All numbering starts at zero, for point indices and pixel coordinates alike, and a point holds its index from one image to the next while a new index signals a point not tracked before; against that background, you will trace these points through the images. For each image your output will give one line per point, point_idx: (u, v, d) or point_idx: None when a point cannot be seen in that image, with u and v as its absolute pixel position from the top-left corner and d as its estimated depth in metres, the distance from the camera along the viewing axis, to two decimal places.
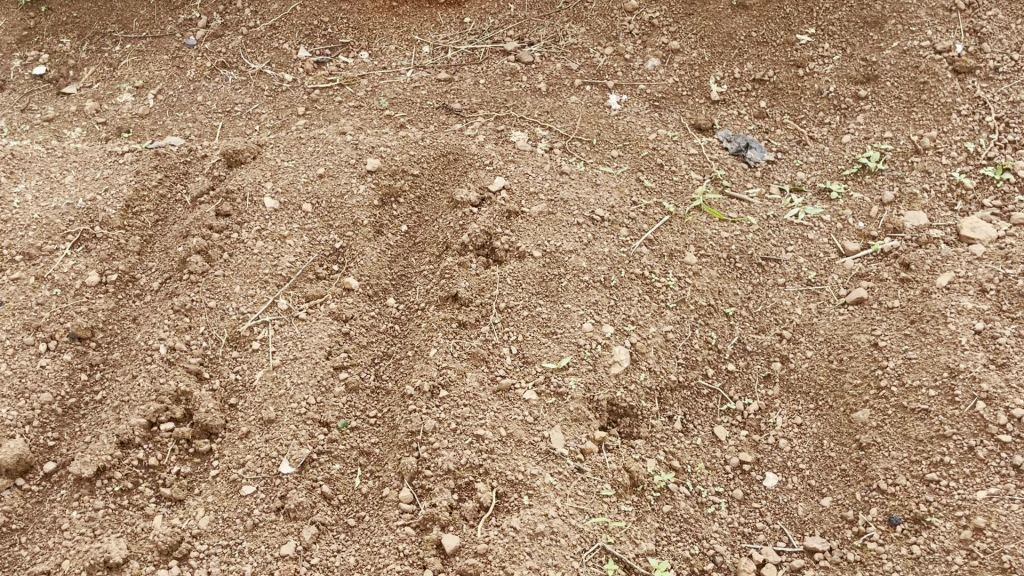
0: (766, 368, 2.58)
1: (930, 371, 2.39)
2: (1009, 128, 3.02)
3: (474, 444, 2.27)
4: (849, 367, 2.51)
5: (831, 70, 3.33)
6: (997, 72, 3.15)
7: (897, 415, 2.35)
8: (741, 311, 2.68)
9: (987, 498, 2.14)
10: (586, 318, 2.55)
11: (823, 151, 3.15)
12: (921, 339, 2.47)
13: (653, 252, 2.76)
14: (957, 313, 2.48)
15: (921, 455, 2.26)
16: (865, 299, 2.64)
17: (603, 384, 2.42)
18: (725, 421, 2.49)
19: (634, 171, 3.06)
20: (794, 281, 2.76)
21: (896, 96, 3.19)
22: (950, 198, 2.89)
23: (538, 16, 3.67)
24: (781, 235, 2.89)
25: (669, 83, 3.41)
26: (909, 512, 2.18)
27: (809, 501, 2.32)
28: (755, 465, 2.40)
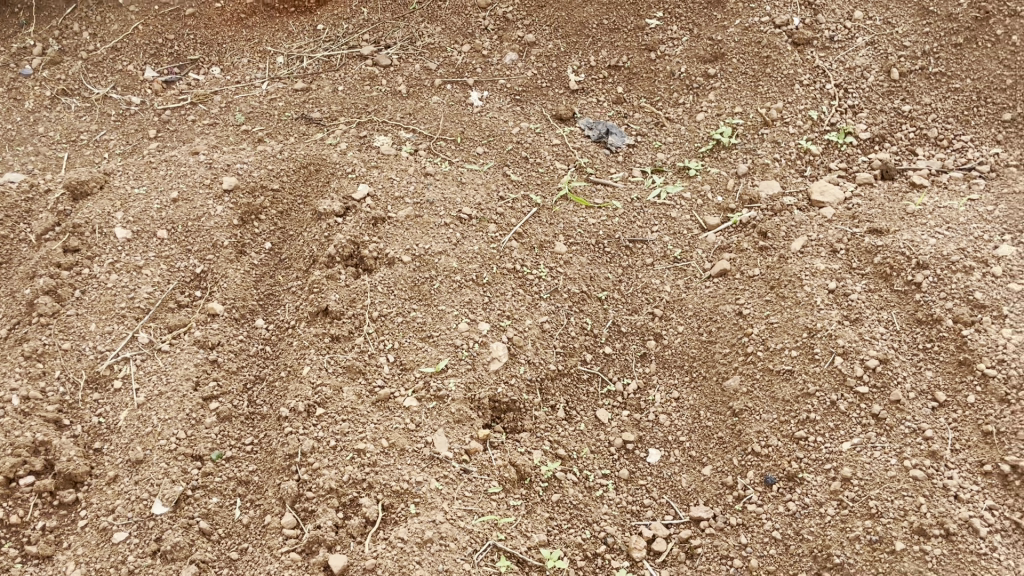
0: (642, 347, 2.65)
1: (791, 334, 2.47)
2: (847, 94, 3.16)
3: (355, 459, 2.24)
4: (718, 337, 2.59)
5: (681, 51, 3.41)
6: (833, 41, 3.28)
7: (765, 378, 2.44)
8: (613, 294, 2.75)
9: (851, 449, 2.24)
10: (461, 318, 2.54)
11: (679, 131, 3.24)
12: (781, 304, 2.56)
13: (524, 245, 2.78)
14: (812, 275, 2.58)
15: (789, 415, 2.34)
16: (728, 271, 2.73)
17: (483, 383, 2.41)
18: (607, 404, 2.54)
19: (499, 166, 3.07)
20: (661, 260, 2.84)
21: (743, 72, 3.28)
22: (799, 165, 3.01)
23: (392, 18, 3.65)
24: (646, 216, 2.96)
25: (527, 76, 3.43)
26: (782, 470, 2.27)
27: (691, 472, 2.38)
28: (638, 443, 2.46)
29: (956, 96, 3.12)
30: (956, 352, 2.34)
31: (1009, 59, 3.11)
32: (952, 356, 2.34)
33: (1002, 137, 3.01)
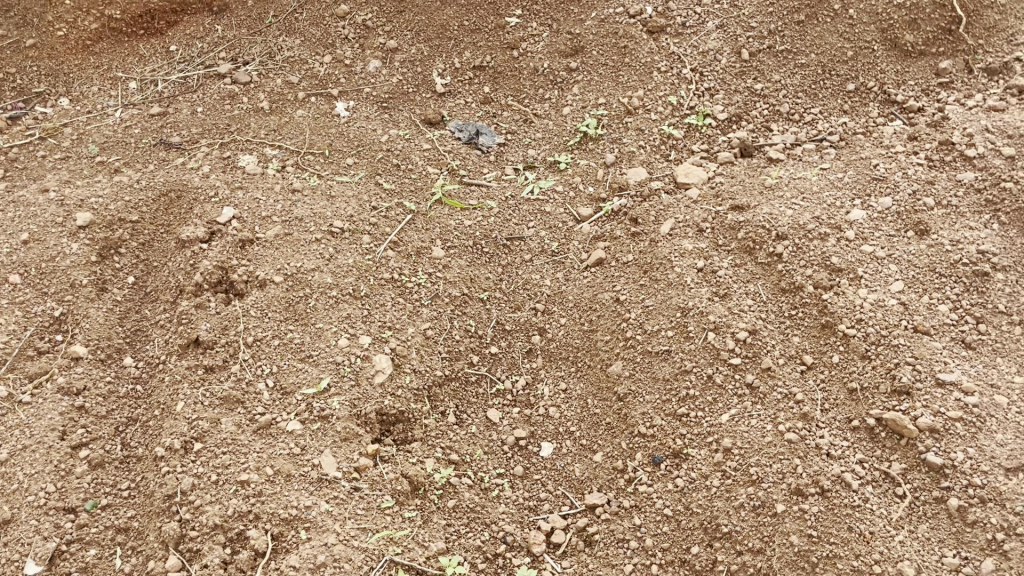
0: (527, 343, 2.67)
1: (666, 314, 2.54)
2: (703, 77, 3.24)
3: (240, 491, 2.18)
4: (599, 325, 2.64)
5: (542, 47, 3.45)
6: (685, 26, 3.36)
7: (645, 360, 2.49)
8: (495, 293, 2.76)
9: (729, 420, 2.31)
10: (340, 335, 2.49)
11: (547, 126, 3.27)
12: (655, 287, 2.62)
13: (400, 254, 2.75)
14: (681, 256, 2.65)
15: (670, 394, 2.40)
16: (603, 259, 2.78)
17: (368, 398, 2.37)
18: (497, 403, 2.55)
19: (371, 176, 3.04)
20: (539, 255, 2.87)
21: (603, 64, 3.35)
22: (663, 149, 3.08)
23: (248, 33, 3.55)
24: (521, 213, 2.99)
25: (393, 83, 3.40)
26: (668, 448, 2.32)
27: (583, 461, 2.42)
28: (531, 438, 2.47)
29: (803, 72, 3.21)
30: (819, 316, 2.44)
31: (847, 32, 3.21)
32: (816, 320, 2.44)
33: (847, 107, 3.13)
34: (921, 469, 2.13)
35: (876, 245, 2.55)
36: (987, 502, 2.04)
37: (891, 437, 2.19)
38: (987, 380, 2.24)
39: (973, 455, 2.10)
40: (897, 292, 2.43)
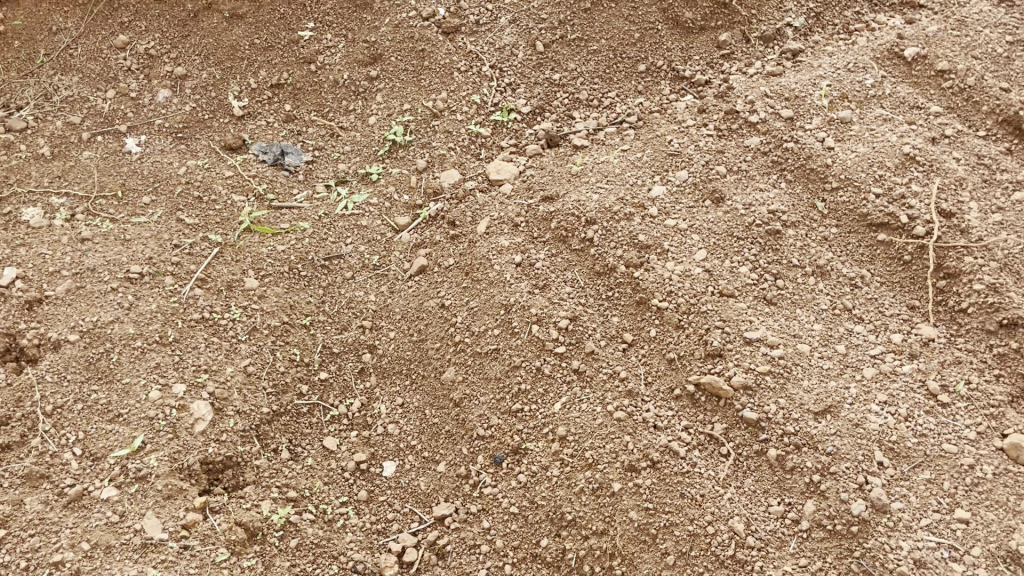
0: (359, 363, 2.60)
1: (491, 313, 2.54)
2: (503, 73, 3.27)
3: (54, 573, 2.05)
4: (428, 334, 2.60)
5: (340, 58, 3.35)
6: (479, 24, 3.37)
7: (476, 362, 2.48)
8: (318, 317, 2.67)
9: (561, 408, 2.34)
10: (151, 387, 2.36)
11: (355, 137, 3.19)
12: (477, 287, 2.62)
13: (209, 291, 2.62)
14: (498, 253, 2.67)
15: (503, 392, 2.41)
16: (426, 266, 2.75)
17: (190, 448, 2.28)
18: (332, 430, 2.47)
19: (172, 213, 2.87)
20: (361, 271, 2.80)
21: (403, 69, 3.30)
22: (473, 149, 3.08)
23: (19, 76, 3.28)
24: (337, 230, 2.90)
25: (186, 111, 3.23)
26: (507, 446, 2.32)
27: (426, 473, 2.37)
28: (372, 460, 2.41)
29: (596, 58, 3.28)
30: (633, 293, 2.52)
31: (632, 15, 3.31)
32: (631, 298, 2.52)
33: (641, 88, 3.22)
34: (741, 426, 2.22)
35: (678, 218, 2.65)
36: (802, 447, 2.15)
37: (711, 400, 2.28)
38: (790, 332, 2.37)
39: (784, 405, 2.21)
40: (701, 261, 2.54)
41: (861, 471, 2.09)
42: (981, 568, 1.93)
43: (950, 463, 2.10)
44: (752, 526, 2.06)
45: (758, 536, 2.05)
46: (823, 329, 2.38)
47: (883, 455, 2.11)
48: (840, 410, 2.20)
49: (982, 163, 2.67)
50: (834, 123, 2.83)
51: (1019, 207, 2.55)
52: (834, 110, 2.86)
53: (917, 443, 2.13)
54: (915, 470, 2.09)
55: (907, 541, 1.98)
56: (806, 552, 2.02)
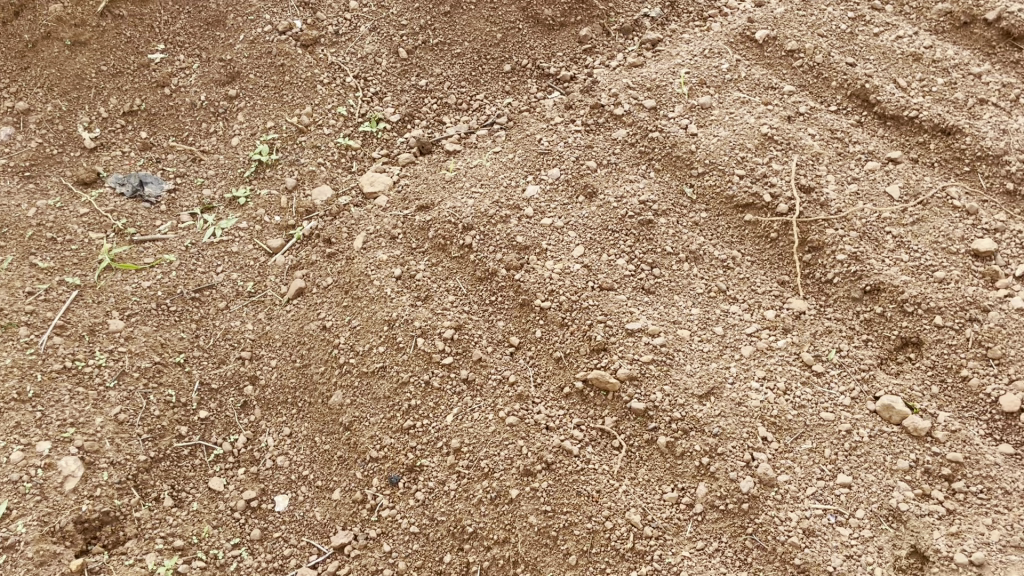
0: (241, 396, 2.50)
1: (374, 331, 2.48)
2: (368, 83, 3.20)
3: None
4: (311, 358, 2.51)
5: (195, 79, 3.22)
6: (338, 34, 3.29)
7: (363, 382, 2.42)
8: (193, 353, 2.56)
9: (453, 420, 2.30)
10: (12, 448, 2.24)
11: (219, 161, 3.06)
12: (357, 305, 2.55)
13: (70, 338, 2.49)
14: (377, 268, 2.61)
15: (393, 410, 2.35)
16: (304, 288, 2.66)
17: (61, 508, 2.17)
18: (219, 470, 2.37)
19: (24, 258, 2.67)
20: (235, 299, 2.68)
21: (263, 86, 3.18)
22: (344, 162, 3.01)
23: None
24: (206, 259, 2.78)
25: (32, 148, 2.99)
26: (402, 465, 2.27)
27: (321, 502, 2.29)
28: (263, 496, 2.32)
29: (460, 61, 3.24)
30: (516, 296, 2.50)
31: (492, 16, 3.28)
32: (514, 301, 2.50)
33: (508, 88, 3.20)
34: (630, 417, 2.24)
35: (553, 216, 2.66)
36: (689, 431, 2.18)
37: (599, 395, 2.29)
38: (669, 319, 2.41)
39: (670, 391, 2.25)
40: (579, 257, 2.55)
41: (747, 448, 2.14)
42: (866, 529, 2.00)
43: (829, 430, 2.17)
44: (648, 516, 2.08)
45: (655, 525, 2.07)
46: (700, 313, 2.43)
47: (766, 430, 2.16)
48: (723, 390, 2.25)
49: (835, 137, 2.76)
50: (695, 110, 2.89)
51: (873, 176, 2.65)
52: (693, 97, 2.93)
53: (797, 415, 2.19)
54: (797, 441, 2.15)
55: (795, 512, 2.03)
56: (702, 534, 2.06)
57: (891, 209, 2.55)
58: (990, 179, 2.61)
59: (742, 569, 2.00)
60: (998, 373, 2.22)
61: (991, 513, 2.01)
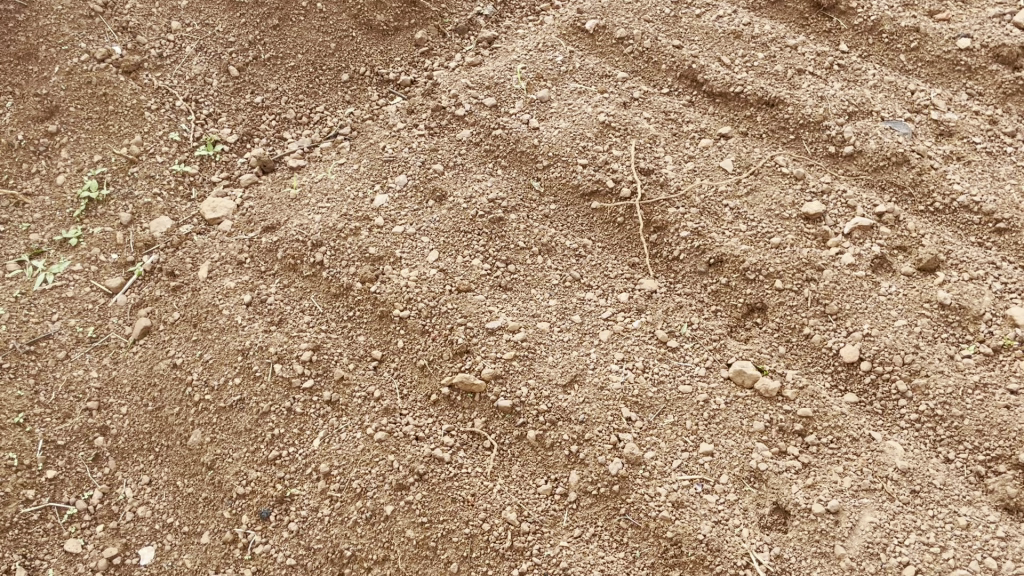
0: (92, 449, 2.36)
1: (228, 363, 2.39)
2: (200, 104, 3.06)
3: None
4: (164, 400, 2.39)
5: (9, 118, 2.97)
6: (163, 58, 3.11)
7: (221, 418, 2.32)
8: (34, 410, 2.40)
9: (321, 444, 2.24)
10: None
11: (44, 202, 2.84)
12: (208, 337, 2.45)
13: None
14: (225, 296, 2.52)
15: (257, 442, 2.27)
16: (150, 326, 2.53)
17: None
18: (74, 531, 2.25)
19: None
20: (76, 346, 2.51)
21: (87, 119, 2.98)
22: (182, 190, 2.87)
23: None
24: (39, 308, 2.59)
25: None
26: (271, 498, 2.19)
27: (191, 549, 2.19)
28: (126, 552, 2.21)
29: (295, 75, 3.15)
30: (374, 308, 2.45)
31: (323, 26, 3.21)
32: (372, 314, 2.45)
33: (349, 97, 3.13)
34: (498, 416, 2.24)
35: (404, 223, 2.62)
36: (557, 422, 2.21)
37: (466, 398, 2.27)
38: (528, 313, 2.43)
39: (534, 385, 2.26)
40: (434, 261, 2.53)
41: (613, 431, 2.17)
42: (731, 493, 2.08)
43: (688, 402, 2.24)
44: (524, 512, 2.09)
45: (532, 520, 2.08)
46: (557, 303, 2.46)
47: (630, 411, 2.21)
48: (585, 377, 2.28)
49: (669, 118, 2.85)
50: (535, 104, 2.92)
51: (707, 153, 2.75)
52: (532, 92, 2.96)
53: (657, 391, 2.25)
54: (660, 417, 2.21)
55: (664, 486, 2.09)
56: (579, 522, 2.08)
57: (726, 182, 2.66)
58: (814, 144, 2.75)
59: (619, 550, 2.04)
60: (836, 327, 2.34)
61: (842, 461, 2.12)
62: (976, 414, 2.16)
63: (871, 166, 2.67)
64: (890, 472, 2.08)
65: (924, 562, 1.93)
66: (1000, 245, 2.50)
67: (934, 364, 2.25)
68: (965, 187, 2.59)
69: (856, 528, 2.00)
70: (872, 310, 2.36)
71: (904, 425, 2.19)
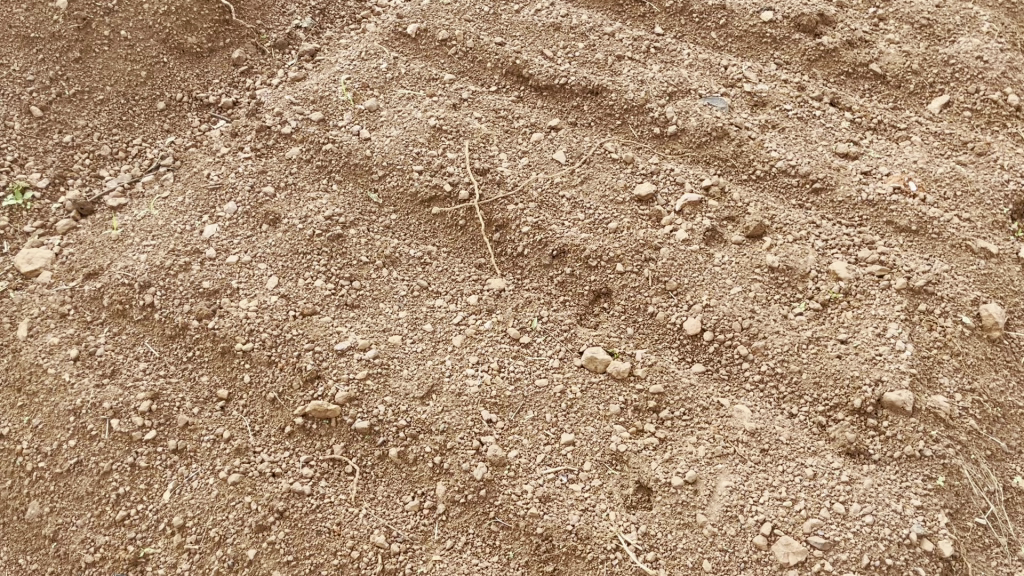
0: None
1: (60, 425, 2.23)
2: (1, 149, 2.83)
3: None
4: None
5: None
6: None
7: (59, 485, 2.16)
8: None
9: (172, 495, 2.13)
10: None
11: None
12: (35, 401, 2.28)
13: None
14: (49, 354, 2.35)
15: (101, 505, 2.13)
16: None
17: None
18: None
19: None
20: None
21: None
22: None
23: None
24: None
25: None
26: (124, 561, 2.05)
27: None
28: None
29: (106, 108, 2.97)
30: (215, 346, 2.34)
31: (130, 54, 3.03)
32: (214, 351, 2.34)
33: (167, 126, 2.97)
34: (358, 438, 2.19)
35: (239, 252, 2.52)
36: (418, 435, 2.18)
37: (322, 424, 2.21)
38: (378, 328, 2.38)
39: (391, 402, 2.23)
40: (275, 288, 2.44)
41: (474, 436, 2.17)
42: (595, 479, 2.11)
43: (545, 396, 2.26)
44: (393, 533, 2.06)
45: (402, 539, 2.05)
46: (408, 314, 2.42)
47: (489, 413, 2.21)
48: (441, 386, 2.26)
49: (499, 116, 2.86)
50: (364, 114, 2.86)
51: (539, 147, 2.78)
52: (359, 102, 2.90)
53: (514, 389, 2.26)
54: (519, 414, 2.22)
55: (530, 483, 2.10)
56: (450, 533, 2.06)
57: (561, 173, 2.70)
58: (641, 128, 2.83)
59: (492, 554, 2.04)
60: (678, 302, 2.42)
61: (695, 432, 2.19)
62: (812, 367, 2.27)
63: (695, 143, 2.78)
64: (739, 434, 2.17)
65: (779, 517, 2.02)
66: (818, 204, 2.64)
67: (770, 325, 2.35)
68: (781, 153, 2.71)
69: (715, 495, 2.07)
70: (709, 281, 2.44)
71: (749, 387, 2.28)
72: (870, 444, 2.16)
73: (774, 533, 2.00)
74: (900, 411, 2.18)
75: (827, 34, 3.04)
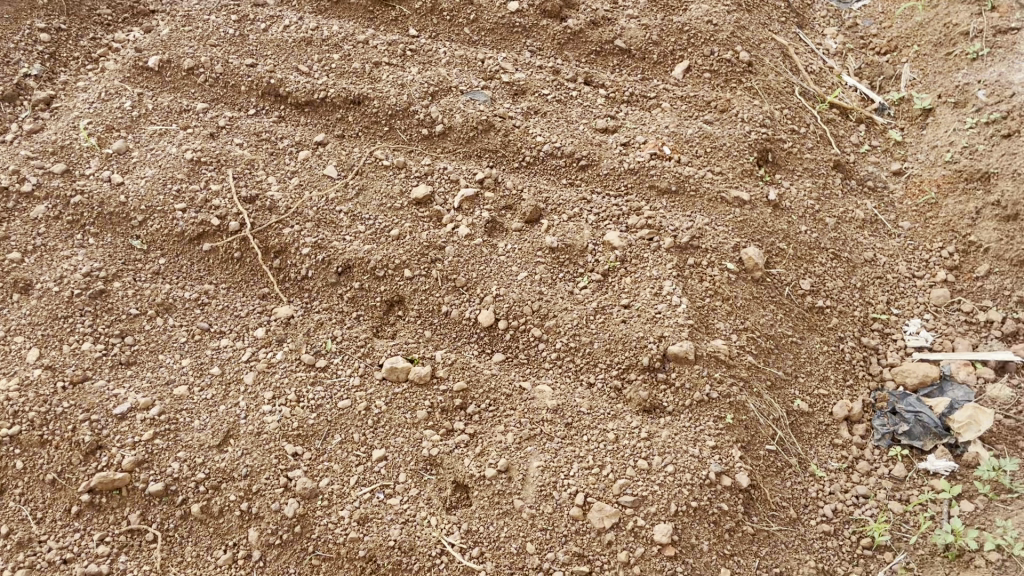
0: None
1: None
2: None
3: None
4: None
5: None
6: None
7: None
8: None
9: None
10: None
11: None
12: None
13: None
14: None
15: None
16: None
17: None
18: None
19: None
20: None
21: None
22: None
23: None
24: None
25: None
26: None
27: None
28: None
29: None
30: None
31: None
32: None
33: None
34: (155, 502, 2.08)
35: None
36: (220, 485, 2.09)
37: (112, 496, 2.09)
38: (161, 382, 2.26)
39: (185, 456, 2.12)
40: (36, 361, 2.27)
41: (281, 472, 2.10)
42: (411, 489, 2.11)
43: (350, 416, 2.22)
44: None
45: None
46: (192, 360, 2.30)
47: (293, 446, 2.15)
48: (238, 429, 2.17)
49: (262, 139, 2.77)
50: (113, 158, 2.69)
51: (308, 165, 2.71)
52: (105, 146, 2.71)
53: (317, 416, 2.21)
54: (326, 441, 2.17)
55: (346, 508, 2.07)
56: None
57: (334, 188, 2.65)
58: (409, 131, 2.83)
59: None
60: (469, 297, 2.45)
61: (502, 420, 2.23)
62: (602, 336, 2.38)
63: (464, 139, 2.81)
64: (543, 414, 2.23)
65: (589, 485, 2.10)
66: (586, 180, 2.75)
67: (558, 304, 2.43)
68: (545, 137, 2.80)
69: (528, 478, 2.12)
70: (495, 271, 2.49)
71: (548, 366, 2.35)
72: (662, 397, 2.29)
73: (588, 502, 2.08)
74: (685, 361, 2.31)
75: (572, 16, 3.16)
